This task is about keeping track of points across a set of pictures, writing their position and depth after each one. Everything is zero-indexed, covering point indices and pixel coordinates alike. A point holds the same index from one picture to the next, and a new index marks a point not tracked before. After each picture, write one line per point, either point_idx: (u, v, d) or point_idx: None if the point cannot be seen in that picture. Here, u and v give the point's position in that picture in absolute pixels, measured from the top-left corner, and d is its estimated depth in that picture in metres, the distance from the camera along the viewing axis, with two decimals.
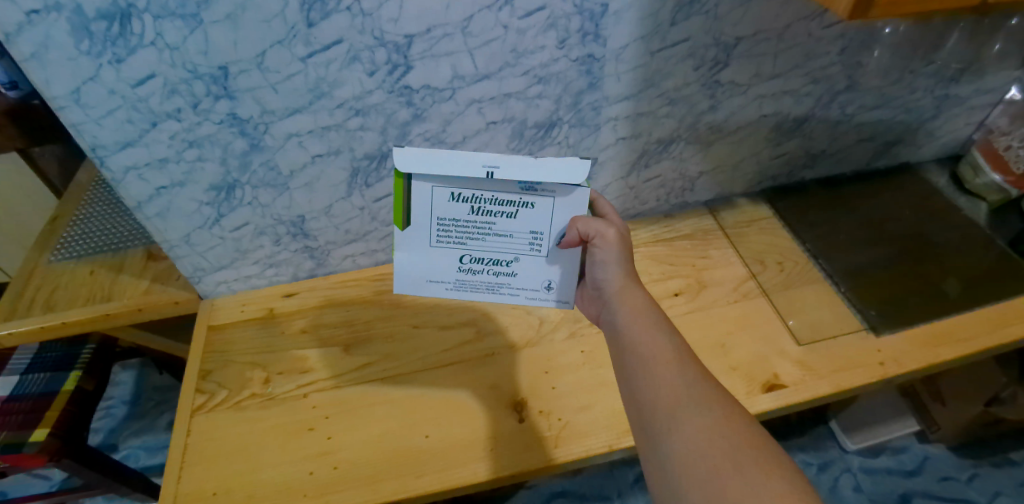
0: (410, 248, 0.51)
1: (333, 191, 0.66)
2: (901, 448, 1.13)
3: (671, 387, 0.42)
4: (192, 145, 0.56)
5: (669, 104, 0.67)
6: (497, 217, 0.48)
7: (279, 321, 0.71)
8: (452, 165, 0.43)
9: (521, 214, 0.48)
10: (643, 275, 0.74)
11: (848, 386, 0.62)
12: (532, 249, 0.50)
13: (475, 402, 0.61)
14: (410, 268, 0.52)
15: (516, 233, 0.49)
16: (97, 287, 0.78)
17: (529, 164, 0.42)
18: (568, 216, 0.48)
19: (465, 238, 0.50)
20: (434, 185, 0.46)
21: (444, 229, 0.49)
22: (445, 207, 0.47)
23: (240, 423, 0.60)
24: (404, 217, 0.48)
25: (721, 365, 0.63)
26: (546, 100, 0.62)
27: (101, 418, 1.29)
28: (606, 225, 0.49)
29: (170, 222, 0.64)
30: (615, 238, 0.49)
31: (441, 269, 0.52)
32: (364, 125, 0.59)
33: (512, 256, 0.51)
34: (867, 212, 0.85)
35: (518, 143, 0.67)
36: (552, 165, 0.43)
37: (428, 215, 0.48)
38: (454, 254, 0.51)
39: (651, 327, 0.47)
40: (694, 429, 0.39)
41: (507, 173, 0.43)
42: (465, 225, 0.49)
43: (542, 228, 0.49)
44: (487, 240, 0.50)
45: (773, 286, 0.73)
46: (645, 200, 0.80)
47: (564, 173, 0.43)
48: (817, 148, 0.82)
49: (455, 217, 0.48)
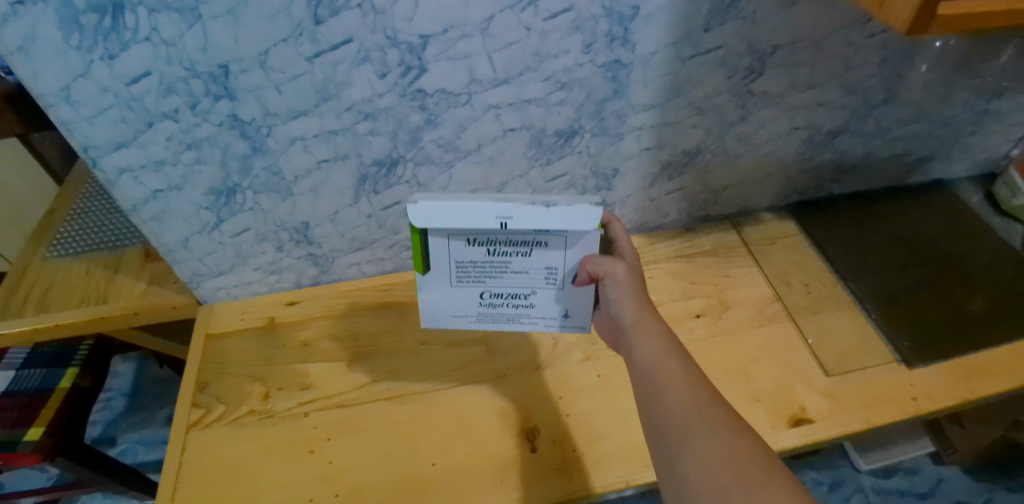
0: (432, 290, 0.47)
1: (339, 197, 0.62)
2: (915, 469, 1.10)
3: (684, 413, 0.40)
4: (190, 147, 0.53)
5: (697, 114, 0.64)
6: (512, 256, 0.44)
7: (280, 331, 0.68)
8: (463, 218, 0.40)
9: (536, 252, 0.44)
10: (664, 294, 0.69)
11: (880, 422, 0.58)
12: (548, 283, 0.47)
13: (486, 424, 0.58)
14: (433, 306, 0.49)
15: (532, 269, 0.46)
16: (91, 288, 0.75)
17: (541, 211, 0.39)
18: (580, 255, 0.44)
19: (483, 277, 0.46)
20: (448, 236, 0.43)
21: (463, 269, 0.46)
22: (461, 252, 0.44)
23: (237, 442, 0.57)
24: (422, 263, 0.45)
25: (745, 395, 0.59)
26: (567, 107, 0.58)
27: (99, 411, 1.27)
28: (616, 262, 0.44)
29: (167, 226, 0.61)
30: (625, 276, 0.45)
31: (461, 306, 0.49)
32: (373, 129, 0.56)
33: (529, 290, 0.47)
34: (897, 230, 0.80)
35: (536, 152, 0.62)
36: (567, 211, 0.39)
37: (446, 259, 0.45)
38: (473, 292, 0.48)
39: (665, 356, 0.43)
40: (707, 464, 0.37)
41: (521, 224, 0.39)
42: (483, 266, 0.45)
43: (557, 263, 0.45)
44: (505, 277, 0.46)
45: (799, 309, 0.68)
46: (666, 212, 0.75)
47: (579, 221, 0.39)
48: (848, 163, 0.78)
49: (473, 259, 0.45)
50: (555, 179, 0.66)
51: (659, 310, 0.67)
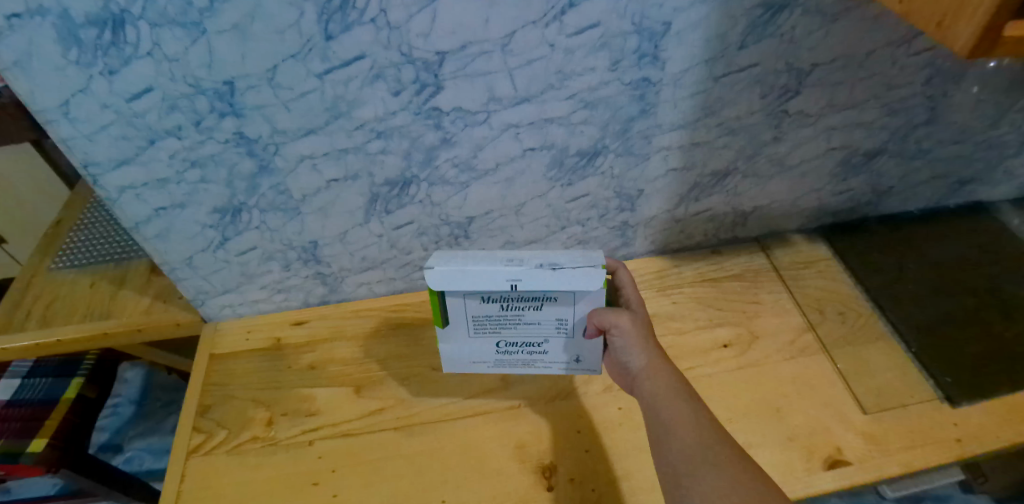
0: (453, 340, 0.53)
1: (349, 217, 0.59)
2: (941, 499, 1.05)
3: (689, 450, 0.42)
4: (194, 165, 0.51)
5: (728, 134, 0.60)
6: (524, 309, 0.49)
7: (286, 353, 0.65)
8: (478, 281, 0.45)
9: (546, 306, 0.49)
10: (689, 321, 0.66)
11: (923, 466, 0.54)
12: (558, 331, 0.52)
13: (500, 462, 0.54)
14: (454, 353, 0.55)
15: (543, 320, 0.50)
16: (96, 302, 0.73)
17: (547, 275, 0.44)
18: (586, 309, 0.49)
19: (499, 327, 0.51)
20: (465, 297, 0.48)
21: (480, 322, 0.51)
22: (477, 308, 0.49)
23: (238, 472, 0.54)
24: (442, 317, 0.50)
25: (776, 435, 0.55)
26: (591, 126, 0.55)
27: (108, 416, 1.26)
28: (619, 314, 0.49)
29: (171, 244, 0.58)
30: (629, 327, 0.49)
31: (480, 352, 0.54)
32: (386, 148, 0.53)
33: (541, 338, 0.52)
34: (935, 255, 0.76)
35: (557, 173, 0.59)
36: (571, 274, 0.44)
37: (465, 314, 0.50)
38: (490, 341, 0.53)
39: (670, 395, 0.46)
40: (707, 496, 0.39)
41: (530, 284, 0.44)
42: (498, 318, 0.50)
43: (566, 315, 0.50)
44: (518, 328, 0.51)
45: (834, 340, 0.64)
46: (691, 234, 0.72)
47: (583, 282, 0.44)
48: (884, 185, 0.74)
49: (488, 313, 0.49)
50: (575, 200, 0.63)
51: (684, 339, 0.64)
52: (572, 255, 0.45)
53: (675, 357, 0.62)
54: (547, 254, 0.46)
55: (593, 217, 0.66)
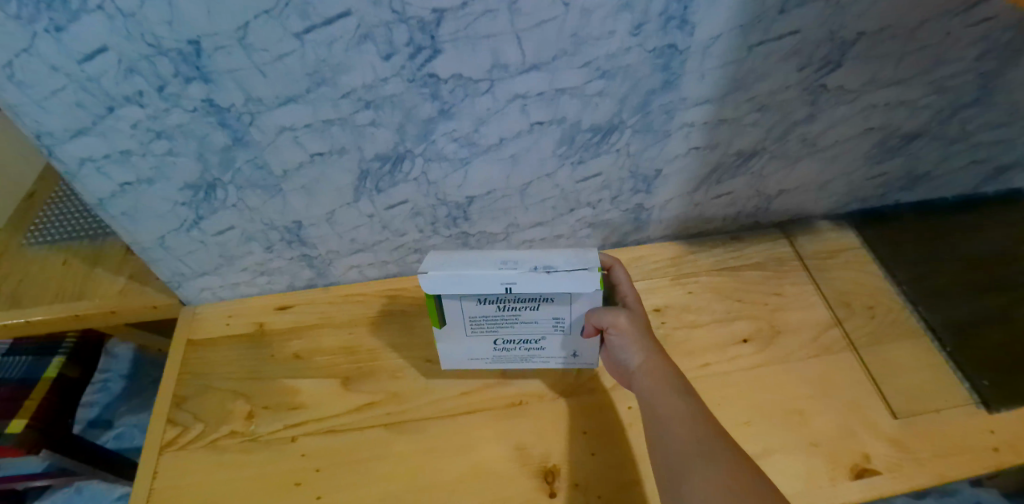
0: (450, 340, 0.52)
1: (336, 195, 0.54)
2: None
3: (685, 446, 0.41)
4: (160, 136, 0.45)
5: (758, 110, 0.54)
6: (522, 309, 0.48)
7: (269, 340, 0.61)
8: (473, 283, 0.44)
9: (543, 306, 0.48)
10: (705, 314, 0.61)
11: (955, 477, 0.50)
12: (555, 329, 0.51)
13: (500, 464, 0.50)
14: (451, 353, 0.54)
15: (540, 319, 0.49)
16: (69, 282, 0.69)
17: (543, 277, 0.43)
18: (583, 310, 0.48)
19: (496, 327, 0.50)
20: (461, 300, 0.46)
21: (477, 322, 0.50)
22: (474, 309, 0.48)
23: (215, 471, 0.50)
24: (438, 318, 0.48)
25: (799, 440, 0.51)
26: (607, 99, 0.49)
27: (97, 392, 1.22)
28: (617, 313, 0.47)
29: (140, 223, 0.53)
30: (627, 326, 0.47)
31: (477, 351, 0.53)
32: (376, 120, 0.47)
33: (538, 336, 0.51)
34: (961, 251, 0.72)
35: (567, 150, 0.53)
36: (566, 277, 0.43)
37: (461, 315, 0.49)
38: (487, 340, 0.52)
39: (669, 393, 0.44)
40: (704, 497, 0.37)
41: (526, 287, 0.44)
42: (495, 319, 0.49)
43: (563, 314, 0.49)
44: (515, 326, 0.50)
45: (861, 338, 0.59)
46: (709, 219, 0.66)
47: (579, 284, 0.43)
48: (921, 169, 0.68)
49: (484, 314, 0.48)
50: (586, 180, 0.57)
51: (700, 333, 0.59)
52: (568, 256, 0.45)
53: (690, 352, 0.58)
54: (543, 256, 0.45)
55: (605, 199, 0.60)
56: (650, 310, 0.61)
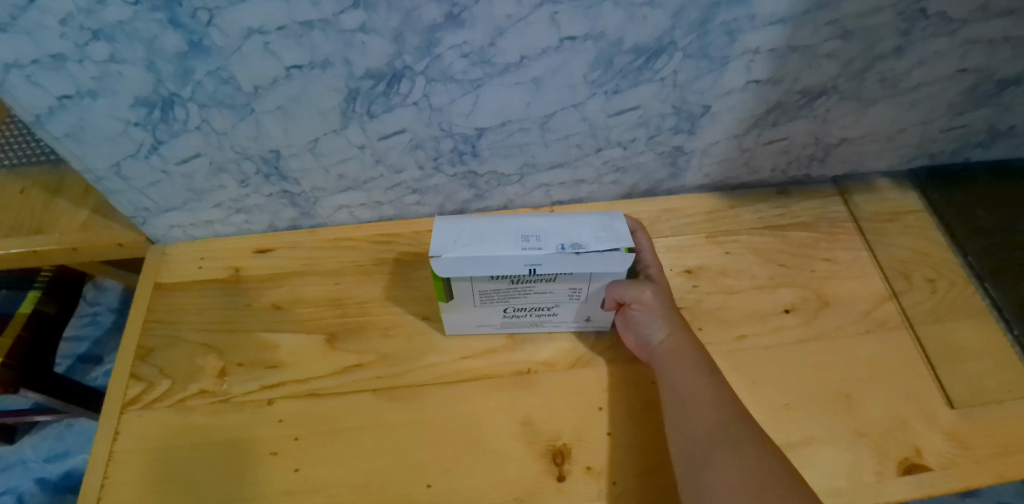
0: (456, 310, 0.46)
1: (320, 120, 0.45)
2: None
3: (709, 431, 0.38)
4: (98, 36, 0.36)
5: (840, 37, 0.44)
6: (536, 282, 0.43)
7: (246, 287, 0.54)
8: (493, 265, 0.39)
9: (560, 279, 0.42)
10: (744, 278, 0.53)
11: (1015, 477, 0.44)
12: (570, 298, 0.45)
13: (502, 443, 0.44)
14: (456, 321, 0.48)
15: (555, 289, 0.44)
16: (25, 212, 0.61)
17: (571, 258, 0.39)
18: (601, 284, 0.43)
19: (506, 297, 0.45)
20: (474, 279, 0.42)
21: (486, 294, 0.44)
22: (485, 283, 0.42)
23: (182, 435, 0.45)
24: (444, 292, 0.43)
25: (844, 429, 0.45)
26: (660, 12, 0.39)
27: (86, 325, 1.16)
28: (643, 288, 0.43)
29: (89, 146, 0.45)
30: (653, 302, 0.43)
31: (485, 319, 0.48)
32: (366, 25, 0.37)
33: (551, 304, 0.46)
34: None
35: (602, 76, 0.43)
36: (596, 257, 0.39)
37: (469, 288, 0.43)
38: (495, 309, 0.46)
39: (693, 372, 0.41)
40: (729, 483, 0.35)
41: (551, 267, 0.40)
42: (506, 290, 0.44)
43: (581, 284, 0.43)
44: (527, 296, 0.45)
45: (920, 314, 0.52)
46: (755, 169, 0.57)
47: (609, 265, 0.40)
48: (1008, 124, 0.57)
49: (495, 288, 0.43)
50: (620, 114, 0.48)
51: (737, 300, 0.52)
52: (595, 229, 0.41)
53: (725, 322, 0.50)
54: (566, 229, 0.41)
55: (640, 138, 0.51)
56: (681, 272, 0.54)
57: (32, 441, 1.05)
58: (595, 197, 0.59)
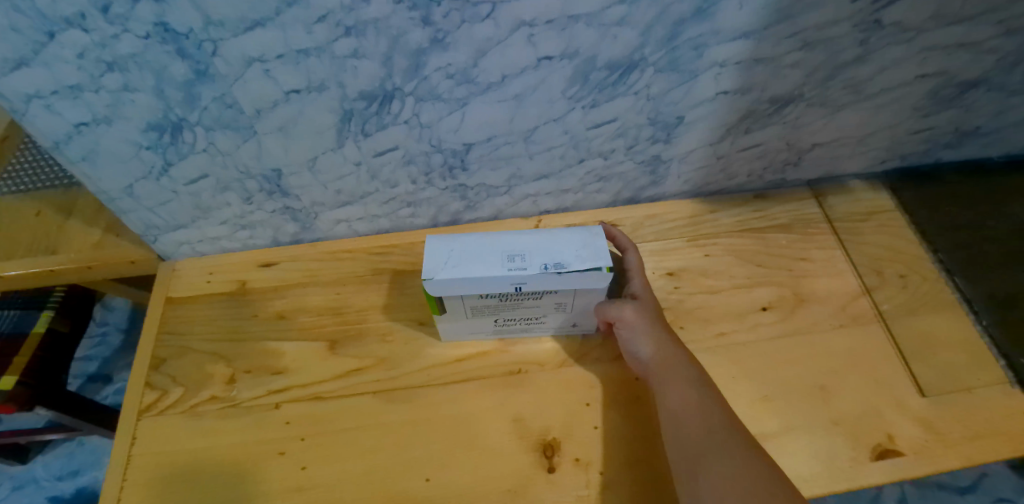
0: (448, 321, 0.48)
1: (317, 139, 0.48)
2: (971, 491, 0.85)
3: (698, 438, 0.39)
4: (112, 67, 0.39)
5: (801, 49, 0.47)
6: (523, 298, 0.45)
7: (252, 299, 0.57)
8: (481, 284, 0.42)
9: (546, 295, 0.45)
10: (723, 278, 0.56)
11: (984, 461, 0.46)
12: (557, 309, 0.48)
13: (495, 439, 0.46)
14: (449, 330, 0.50)
15: (541, 303, 0.46)
16: (41, 233, 0.64)
17: (553, 277, 0.42)
18: (585, 297, 0.46)
19: (495, 310, 0.47)
20: (464, 297, 0.44)
21: (477, 309, 0.46)
22: (475, 300, 0.45)
23: (193, 438, 0.48)
24: (437, 307, 0.45)
25: (820, 419, 0.47)
26: (630, 30, 0.42)
27: (95, 345, 1.19)
28: (623, 306, 0.47)
29: (103, 169, 0.48)
30: (634, 318, 0.46)
31: (477, 328, 0.50)
32: (358, 50, 0.40)
33: (538, 315, 0.48)
34: (1005, 218, 0.66)
35: (579, 90, 0.46)
36: (577, 275, 0.42)
37: (460, 303, 0.45)
38: (485, 319, 0.48)
39: (681, 383, 0.43)
40: (718, 488, 0.36)
41: (535, 285, 0.42)
42: (496, 305, 0.46)
43: (565, 298, 0.46)
44: (515, 310, 0.47)
45: (893, 308, 0.54)
46: (733, 175, 0.60)
47: (590, 282, 0.43)
48: (972, 125, 0.60)
49: (485, 303, 0.46)
50: (599, 126, 0.51)
51: (717, 300, 0.54)
52: (576, 247, 0.43)
53: (706, 320, 0.53)
54: (550, 247, 0.43)
55: (619, 148, 0.54)
56: (662, 274, 0.56)
57: (44, 459, 1.07)
58: (582, 205, 0.62)
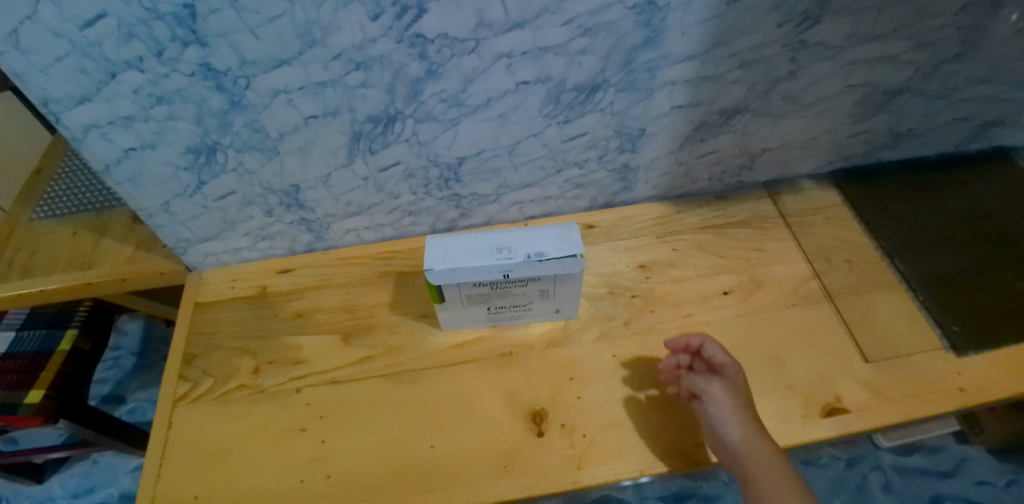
0: (447, 310, 0.55)
1: (331, 157, 0.56)
2: (949, 472, 0.90)
3: None
4: (160, 100, 0.47)
5: (740, 68, 0.55)
6: (512, 286, 0.52)
7: (272, 301, 0.64)
8: (473, 272, 0.49)
9: (531, 283, 0.52)
10: (689, 268, 0.64)
11: (921, 416, 0.52)
12: (542, 296, 0.55)
13: (491, 411, 0.53)
14: (449, 319, 0.57)
15: (527, 291, 0.54)
16: (78, 251, 0.71)
17: (535, 265, 0.49)
18: (565, 284, 0.53)
19: (488, 298, 0.54)
20: (460, 286, 0.51)
21: (472, 298, 0.54)
22: (470, 288, 0.52)
23: (223, 420, 0.54)
24: (438, 296, 0.52)
25: (776, 385, 0.54)
26: (591, 57, 0.50)
27: (108, 369, 1.24)
28: (711, 382, 0.49)
29: (145, 188, 0.55)
30: (720, 396, 0.49)
31: (472, 316, 0.57)
32: (366, 81, 0.48)
33: (526, 302, 0.56)
34: (945, 200, 0.72)
35: (553, 109, 0.55)
36: (556, 263, 0.49)
37: (457, 292, 0.52)
38: (480, 308, 0.56)
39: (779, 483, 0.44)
40: None
41: (521, 273, 0.50)
42: (488, 294, 0.53)
43: (548, 285, 0.53)
44: (505, 298, 0.54)
45: (839, 289, 0.61)
46: (695, 178, 0.68)
47: (567, 269, 0.50)
48: (903, 127, 0.68)
49: (479, 292, 0.53)
50: (572, 139, 0.59)
51: (684, 287, 0.62)
52: (555, 240, 0.50)
53: (674, 304, 0.60)
54: (532, 241, 0.50)
55: (592, 158, 0.62)
56: (636, 267, 0.64)
57: (60, 478, 1.12)
58: (563, 209, 0.69)
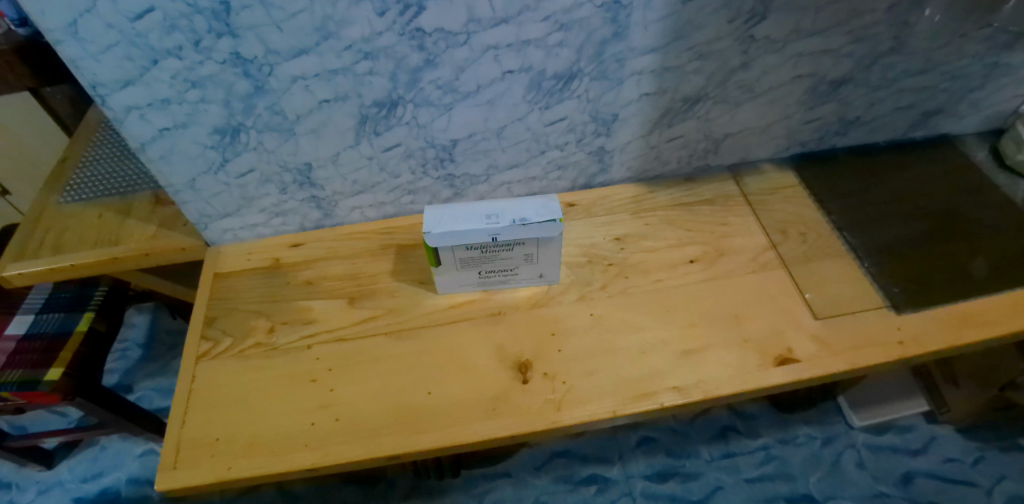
0: (443, 274, 0.62)
1: (340, 139, 0.63)
2: (920, 450, 0.97)
3: None
4: (194, 86, 0.54)
5: (698, 59, 0.63)
6: (500, 250, 0.60)
7: (284, 271, 0.70)
8: (466, 236, 0.56)
9: (517, 246, 0.60)
10: (660, 240, 0.71)
11: (867, 364, 0.58)
12: (527, 261, 0.62)
13: (482, 362, 0.59)
14: (444, 283, 0.64)
15: (513, 255, 0.61)
16: (104, 230, 0.77)
17: (519, 229, 0.56)
18: (546, 249, 0.60)
19: (479, 262, 0.61)
20: (454, 250, 0.58)
21: (465, 261, 0.61)
22: (463, 252, 0.59)
23: (242, 372, 0.60)
24: (434, 259, 0.60)
25: (735, 339, 0.61)
26: (567, 49, 0.58)
27: (117, 359, 1.29)
28: None
29: (174, 166, 0.62)
30: None
31: (465, 280, 0.64)
32: (372, 69, 0.56)
33: (513, 267, 0.63)
34: (892, 184, 0.79)
35: (535, 95, 0.62)
36: (537, 227, 0.56)
37: (452, 256, 0.60)
38: (472, 272, 0.63)
39: None
40: None
41: (507, 236, 0.57)
42: (479, 257, 0.61)
43: (532, 250, 0.60)
44: (494, 262, 0.62)
45: (793, 257, 0.69)
46: (666, 160, 0.76)
47: (548, 233, 0.57)
48: (851, 115, 0.76)
49: (471, 256, 0.60)
50: (554, 123, 0.66)
51: (656, 255, 0.69)
52: (537, 209, 0.58)
53: (645, 270, 0.68)
54: (517, 209, 0.58)
55: (571, 142, 0.70)
56: (611, 239, 0.71)
57: (69, 463, 1.15)
58: (547, 190, 0.77)
